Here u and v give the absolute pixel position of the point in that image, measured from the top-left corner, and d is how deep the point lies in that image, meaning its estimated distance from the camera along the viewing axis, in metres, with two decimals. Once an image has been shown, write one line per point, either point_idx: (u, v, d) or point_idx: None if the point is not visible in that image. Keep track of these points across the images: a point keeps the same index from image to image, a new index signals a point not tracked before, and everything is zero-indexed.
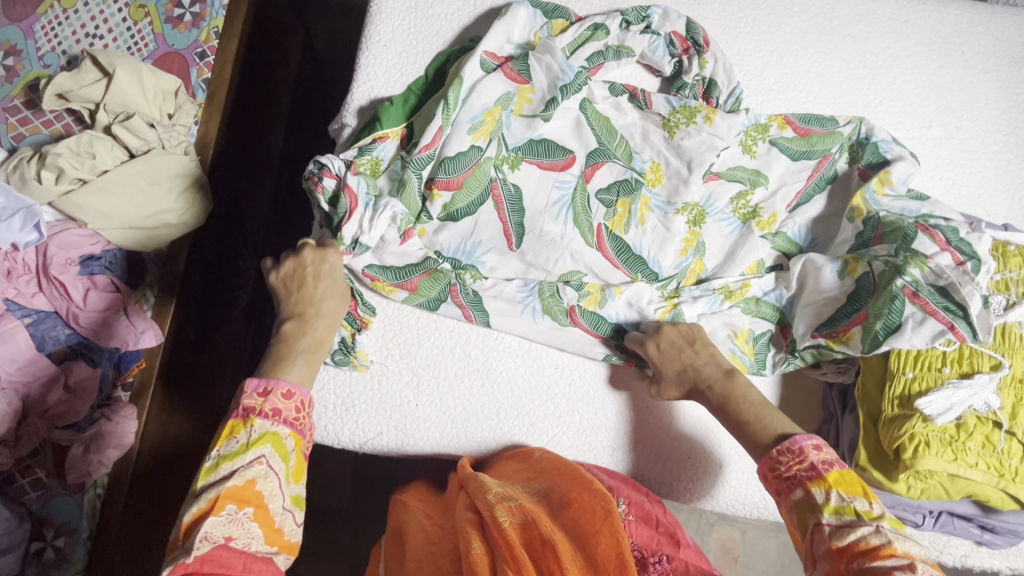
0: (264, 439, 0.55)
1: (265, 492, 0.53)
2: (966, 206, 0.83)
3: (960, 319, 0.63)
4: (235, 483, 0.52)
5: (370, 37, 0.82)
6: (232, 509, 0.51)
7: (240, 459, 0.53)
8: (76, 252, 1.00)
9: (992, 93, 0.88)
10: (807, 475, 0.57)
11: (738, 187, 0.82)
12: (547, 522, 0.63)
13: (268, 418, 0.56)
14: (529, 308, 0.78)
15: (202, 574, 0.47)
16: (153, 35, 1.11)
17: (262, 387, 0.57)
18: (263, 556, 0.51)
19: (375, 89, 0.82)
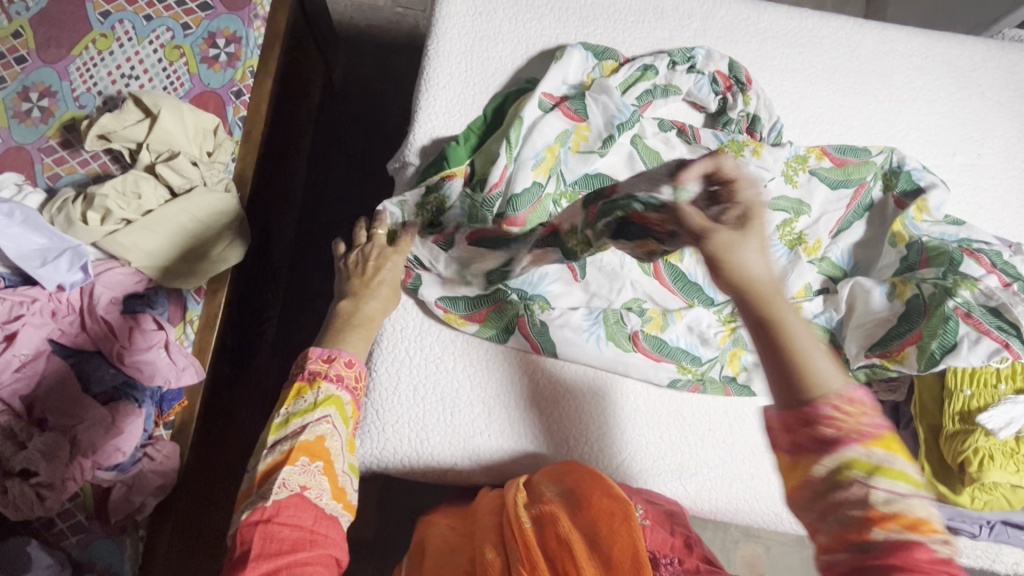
0: (330, 401, 0.61)
1: (331, 451, 0.59)
2: (993, 228, 0.88)
3: (1014, 338, 0.68)
4: (307, 436, 0.58)
5: (428, 79, 0.86)
6: (305, 461, 0.57)
7: (310, 416, 0.60)
8: (120, 290, 1.00)
9: (1008, 122, 0.94)
10: (836, 437, 0.41)
11: (784, 216, 0.86)
12: (565, 519, 0.64)
13: (334, 382, 0.63)
14: (593, 336, 0.80)
15: (277, 521, 0.52)
16: (188, 75, 1.12)
17: (330, 354, 0.65)
18: (329, 516, 0.55)
19: (436, 129, 0.85)
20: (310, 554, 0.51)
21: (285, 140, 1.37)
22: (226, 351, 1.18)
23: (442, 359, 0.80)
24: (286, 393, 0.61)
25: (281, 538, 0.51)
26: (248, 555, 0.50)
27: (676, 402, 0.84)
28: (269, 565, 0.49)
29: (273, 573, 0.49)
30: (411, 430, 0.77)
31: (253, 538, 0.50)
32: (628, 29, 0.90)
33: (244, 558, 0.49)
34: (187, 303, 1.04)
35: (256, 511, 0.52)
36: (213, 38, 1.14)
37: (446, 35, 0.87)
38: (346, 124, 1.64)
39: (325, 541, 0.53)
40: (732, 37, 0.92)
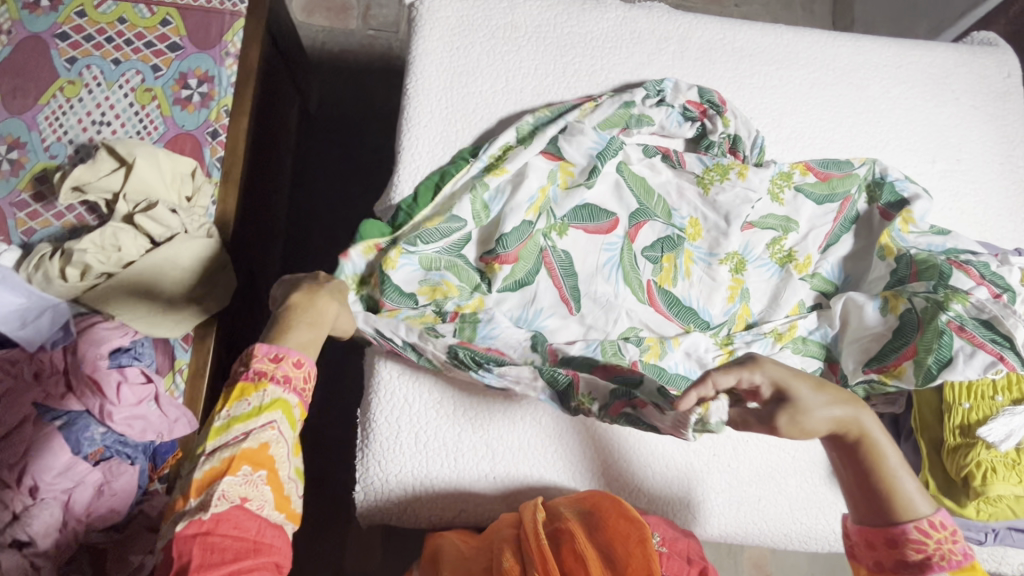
0: (275, 406, 0.55)
1: (276, 459, 0.54)
2: (976, 232, 0.90)
3: (1008, 350, 0.69)
4: (249, 445, 0.53)
5: (409, 119, 0.85)
6: (246, 471, 0.52)
7: (254, 421, 0.54)
8: (104, 346, 0.93)
9: (984, 126, 0.95)
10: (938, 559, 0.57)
11: (773, 234, 0.87)
12: (583, 537, 0.67)
13: (279, 385, 0.56)
14: None
15: (216, 534, 0.50)
16: (162, 118, 1.10)
17: (276, 355, 0.57)
18: (274, 524, 0.53)
19: (421, 169, 0.84)
20: (253, 564, 0.50)
21: (265, 175, 1.35)
22: (220, 397, 1.15)
23: (440, 405, 0.79)
24: (226, 394, 0.54)
25: (224, 551, 0.49)
26: (187, 567, 0.48)
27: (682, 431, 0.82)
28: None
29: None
30: (416, 479, 0.76)
31: (192, 550, 0.48)
32: (605, 56, 0.90)
33: (182, 571, 0.47)
34: (174, 351, 1.02)
35: (191, 525, 0.49)
36: (185, 79, 1.12)
37: (423, 72, 0.86)
38: (326, 153, 1.62)
39: (270, 550, 0.51)
40: (709, 57, 0.92)
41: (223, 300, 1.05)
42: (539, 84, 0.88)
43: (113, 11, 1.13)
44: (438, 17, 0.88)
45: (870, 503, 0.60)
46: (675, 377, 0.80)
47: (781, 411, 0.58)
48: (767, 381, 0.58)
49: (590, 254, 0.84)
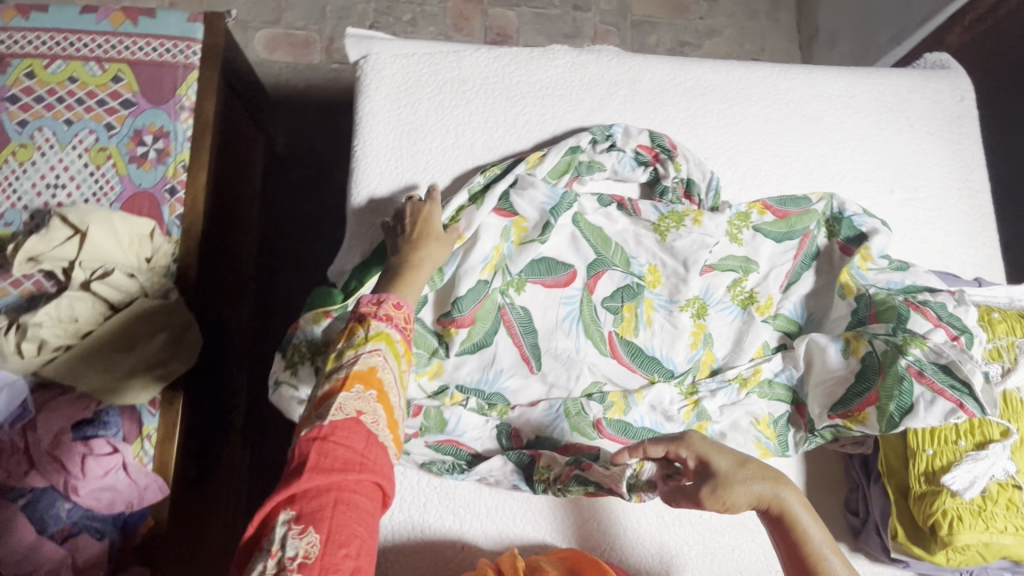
0: (380, 337, 0.56)
1: (385, 383, 0.54)
2: (937, 261, 0.89)
3: (968, 397, 0.68)
4: (360, 367, 0.53)
5: (361, 142, 0.85)
6: (359, 389, 0.52)
7: (361, 347, 0.55)
8: (67, 420, 0.93)
9: (941, 152, 0.95)
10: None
11: (733, 276, 0.86)
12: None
13: (384, 322, 0.57)
14: (558, 430, 0.79)
15: (332, 440, 0.48)
16: (118, 177, 1.08)
17: (379, 298, 0.59)
18: (382, 443, 0.50)
19: (376, 190, 0.83)
20: (359, 478, 0.46)
21: (231, 224, 1.34)
22: (194, 457, 1.13)
23: (405, 475, 0.76)
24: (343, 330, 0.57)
25: (335, 457, 0.47)
26: (303, 468, 0.46)
27: None
28: (322, 480, 0.45)
29: (324, 493, 0.45)
30: (382, 557, 0.73)
31: (308, 455, 0.47)
32: (556, 104, 0.90)
33: (296, 470, 0.46)
34: (142, 417, 0.98)
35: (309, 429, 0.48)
36: (140, 135, 1.10)
37: (371, 132, 0.85)
38: (294, 193, 1.60)
39: (375, 467, 0.48)
40: (662, 98, 0.92)
41: (187, 361, 1.01)
42: (489, 137, 0.87)
43: (63, 70, 1.11)
44: (385, 74, 0.87)
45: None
46: (639, 432, 0.80)
47: (703, 482, 0.60)
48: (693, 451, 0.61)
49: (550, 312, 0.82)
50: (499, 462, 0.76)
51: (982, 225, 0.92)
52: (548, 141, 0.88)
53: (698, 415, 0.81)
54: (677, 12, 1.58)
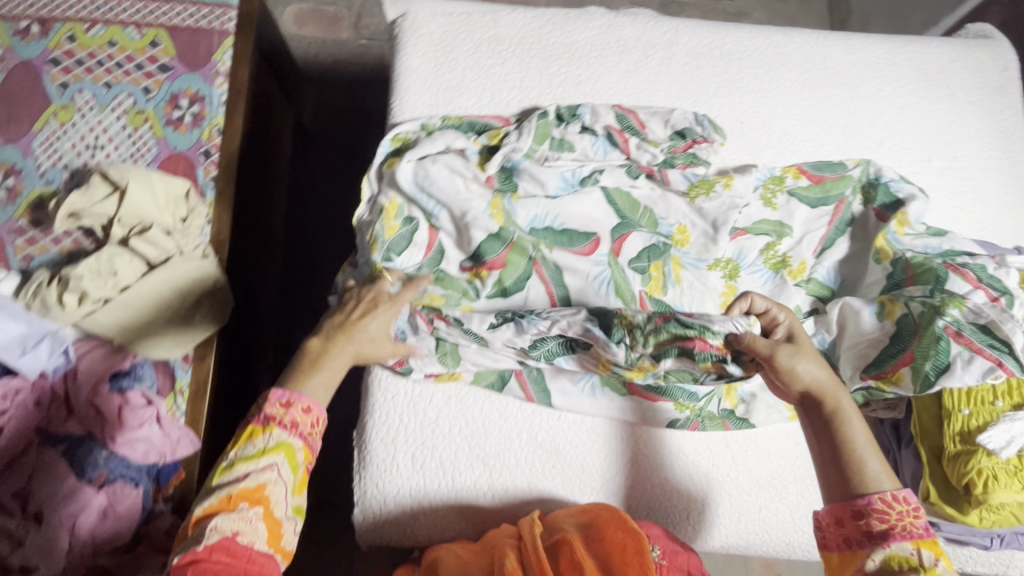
0: (279, 449, 0.60)
1: (273, 498, 0.59)
2: (975, 231, 0.88)
3: (1007, 356, 0.67)
4: (248, 485, 0.58)
5: (400, 88, 0.86)
6: (242, 508, 0.57)
7: (257, 462, 0.59)
8: (107, 370, 0.97)
9: (982, 121, 0.94)
10: (906, 530, 0.57)
11: (767, 240, 0.86)
12: (583, 550, 0.65)
13: (286, 429, 0.61)
14: (587, 387, 0.82)
15: (209, 561, 0.53)
16: (154, 139, 1.10)
17: (287, 400, 0.62)
18: (265, 553, 0.56)
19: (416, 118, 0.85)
20: None
21: (260, 191, 1.36)
22: (223, 417, 1.15)
23: (436, 425, 0.79)
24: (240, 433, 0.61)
25: (216, 575, 0.53)
26: None
27: (682, 446, 0.82)
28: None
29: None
30: (415, 499, 0.76)
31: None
32: (591, 66, 0.89)
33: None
34: (175, 371, 1.01)
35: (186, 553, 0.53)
36: (176, 100, 1.12)
37: (408, 91, 0.86)
38: (322, 164, 1.62)
39: None
40: (697, 62, 0.91)
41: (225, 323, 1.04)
42: (525, 95, 0.87)
43: (103, 34, 1.13)
44: (422, 33, 0.88)
45: (832, 476, 0.61)
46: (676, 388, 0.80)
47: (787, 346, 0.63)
48: (784, 325, 0.67)
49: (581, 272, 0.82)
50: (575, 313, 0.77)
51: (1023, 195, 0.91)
52: (584, 101, 0.88)
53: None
54: None
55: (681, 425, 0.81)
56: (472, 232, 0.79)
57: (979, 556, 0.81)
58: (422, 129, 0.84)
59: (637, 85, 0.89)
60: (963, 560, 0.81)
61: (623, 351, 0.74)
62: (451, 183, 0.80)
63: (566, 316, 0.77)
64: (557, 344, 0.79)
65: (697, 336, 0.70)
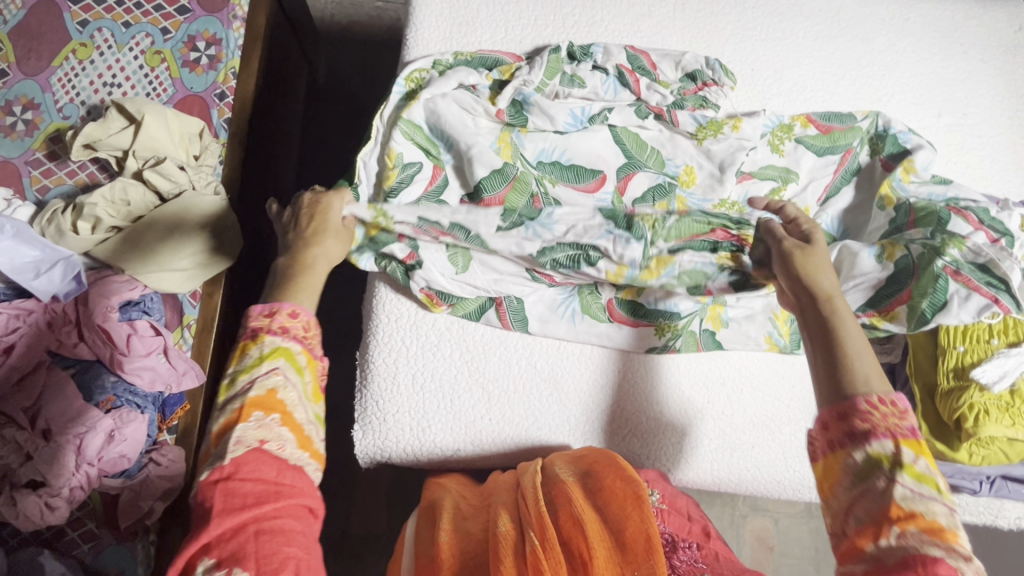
0: (276, 353, 0.56)
1: (286, 404, 0.55)
2: (981, 186, 0.89)
3: (1003, 292, 0.68)
4: (257, 393, 0.53)
5: (415, 24, 0.87)
6: (259, 416, 0.52)
7: (257, 370, 0.55)
8: (116, 299, 0.95)
9: (993, 80, 0.94)
10: (889, 428, 0.51)
11: (772, 184, 0.87)
12: (581, 500, 0.64)
13: (280, 335, 0.57)
14: (569, 311, 0.81)
15: (238, 478, 0.49)
16: (171, 80, 1.10)
17: (275, 306, 0.58)
18: (294, 465, 0.52)
19: (429, 54, 0.86)
20: (276, 506, 0.49)
21: (271, 140, 1.37)
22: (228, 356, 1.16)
23: (438, 348, 0.80)
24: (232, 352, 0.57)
25: (242, 493, 0.48)
26: (211, 513, 0.47)
27: (678, 382, 0.83)
28: (235, 521, 0.47)
29: (240, 528, 0.47)
30: (414, 418, 0.78)
31: (214, 497, 0.48)
32: (605, 7, 0.90)
33: (205, 516, 0.48)
34: (183, 307, 1.02)
35: (214, 470, 0.49)
36: (193, 41, 1.12)
37: (423, 26, 0.87)
38: (333, 121, 1.64)
39: (291, 492, 0.50)
40: (711, 9, 0.91)
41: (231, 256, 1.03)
42: (537, 34, 0.88)
43: None
44: None
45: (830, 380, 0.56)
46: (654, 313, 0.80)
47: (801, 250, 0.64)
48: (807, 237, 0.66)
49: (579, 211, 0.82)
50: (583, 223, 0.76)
51: None
52: (597, 41, 0.88)
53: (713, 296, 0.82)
54: None
55: (658, 351, 0.82)
56: (474, 167, 0.80)
57: (969, 504, 0.82)
58: (434, 67, 0.84)
59: (649, 29, 0.90)
60: (953, 508, 0.81)
61: (640, 246, 0.75)
62: (461, 118, 0.81)
63: (583, 220, 0.76)
64: (563, 251, 0.76)
65: (717, 228, 0.76)
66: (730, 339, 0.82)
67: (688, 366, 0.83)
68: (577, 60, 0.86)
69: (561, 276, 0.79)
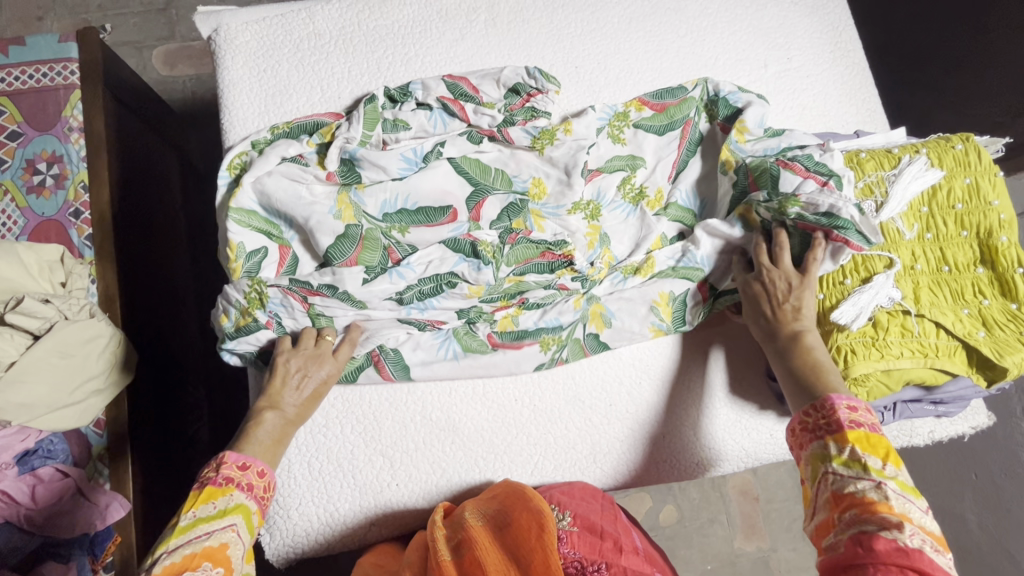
0: (238, 510, 0.63)
1: (232, 559, 0.61)
2: (819, 125, 0.91)
3: (852, 233, 0.69)
4: (211, 544, 0.60)
5: (227, 104, 0.85)
6: (205, 567, 0.58)
7: (217, 523, 0.61)
8: (9, 453, 0.89)
9: (807, 19, 0.96)
10: (829, 427, 0.61)
11: (621, 173, 0.87)
12: (489, 547, 0.64)
13: (244, 491, 0.65)
14: (450, 356, 0.80)
15: None
16: (19, 211, 1.06)
17: (244, 463, 0.66)
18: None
19: (250, 132, 0.84)
20: None
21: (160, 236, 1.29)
22: (158, 473, 1.09)
23: (326, 428, 0.77)
24: (197, 494, 0.63)
25: None
26: None
27: (575, 392, 0.82)
28: None
29: None
30: (318, 505, 0.76)
31: None
32: (417, 41, 0.89)
33: None
34: (90, 439, 0.97)
35: None
36: (34, 164, 1.08)
37: (236, 106, 0.84)
38: None
39: None
40: (523, 17, 0.91)
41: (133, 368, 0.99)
42: (355, 86, 0.86)
43: None
44: (238, 43, 0.86)
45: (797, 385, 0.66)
46: (531, 335, 0.80)
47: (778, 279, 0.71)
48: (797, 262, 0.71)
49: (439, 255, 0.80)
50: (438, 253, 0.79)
51: (858, 82, 0.94)
52: (415, 78, 0.87)
53: (587, 300, 0.83)
54: None
55: (548, 366, 0.81)
56: (318, 237, 0.77)
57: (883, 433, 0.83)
58: (254, 147, 0.82)
59: (466, 51, 0.89)
60: None
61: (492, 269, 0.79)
62: (292, 191, 0.77)
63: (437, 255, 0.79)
64: (427, 284, 0.78)
65: (546, 251, 0.82)
66: (615, 339, 0.82)
67: (582, 375, 0.83)
68: (398, 101, 0.85)
69: (425, 315, 0.80)
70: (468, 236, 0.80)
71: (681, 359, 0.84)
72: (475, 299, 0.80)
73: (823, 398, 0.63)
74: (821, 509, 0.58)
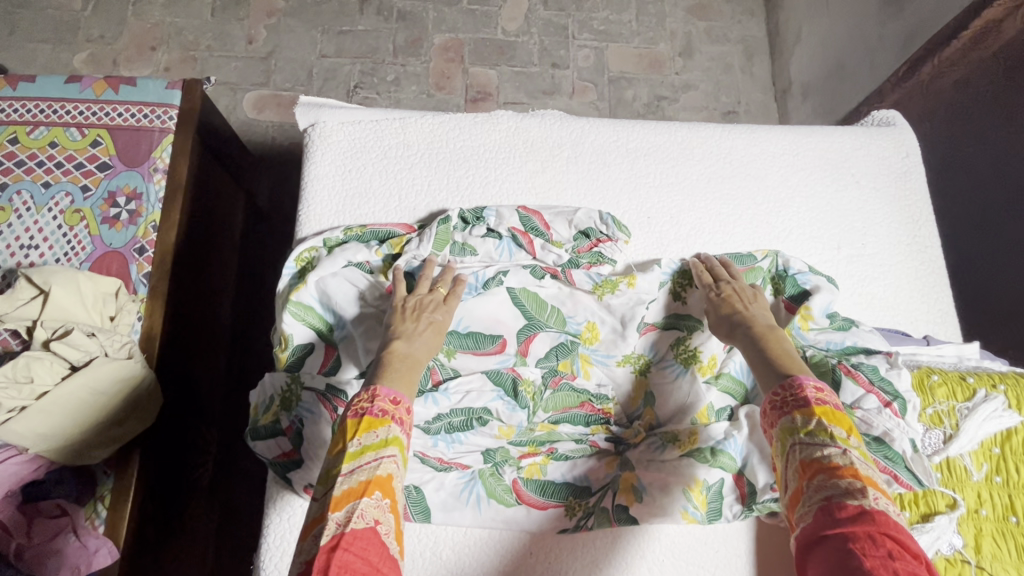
0: (395, 443, 0.58)
1: (397, 491, 0.56)
2: (887, 319, 0.89)
3: (902, 468, 0.66)
4: (379, 472, 0.56)
5: (307, 193, 0.87)
6: (377, 496, 0.54)
7: (383, 452, 0.57)
8: (14, 482, 0.87)
9: (887, 208, 0.95)
10: (797, 404, 0.60)
11: (676, 334, 0.84)
12: None
13: (399, 425, 0.60)
14: (471, 497, 0.77)
15: (350, 553, 0.49)
16: (90, 237, 1.07)
17: (395, 398, 0.60)
18: (393, 556, 0.52)
19: (324, 225, 0.86)
20: None
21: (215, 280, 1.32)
22: (154, 521, 1.04)
23: None
24: (357, 422, 0.58)
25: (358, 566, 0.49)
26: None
27: (591, 555, 0.77)
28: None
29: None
30: None
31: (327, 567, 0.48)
32: (498, 167, 0.91)
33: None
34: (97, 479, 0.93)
35: (331, 541, 0.50)
36: (114, 197, 1.10)
37: (316, 200, 0.87)
38: None
39: None
40: (604, 160, 0.93)
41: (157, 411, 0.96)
42: (432, 200, 0.89)
43: (44, 135, 1.12)
44: (331, 141, 0.90)
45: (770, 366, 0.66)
46: (557, 489, 0.78)
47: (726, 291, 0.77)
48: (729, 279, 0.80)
49: (483, 386, 0.78)
50: (478, 382, 0.78)
51: (932, 279, 0.92)
52: (490, 203, 0.89)
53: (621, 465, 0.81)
54: (653, 68, 1.69)
55: (571, 532, 0.77)
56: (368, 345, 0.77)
57: None
58: (325, 244, 0.84)
59: (544, 184, 0.91)
60: None
61: (526, 413, 0.78)
62: (354, 299, 0.80)
63: (476, 388, 0.78)
64: (458, 417, 0.77)
65: (585, 400, 0.82)
66: (644, 515, 0.77)
67: (604, 541, 0.78)
68: (470, 223, 0.87)
69: (450, 453, 0.77)
70: (511, 371, 0.79)
71: (703, 545, 0.79)
72: (504, 440, 0.79)
73: (791, 378, 0.62)
74: (792, 479, 0.57)
